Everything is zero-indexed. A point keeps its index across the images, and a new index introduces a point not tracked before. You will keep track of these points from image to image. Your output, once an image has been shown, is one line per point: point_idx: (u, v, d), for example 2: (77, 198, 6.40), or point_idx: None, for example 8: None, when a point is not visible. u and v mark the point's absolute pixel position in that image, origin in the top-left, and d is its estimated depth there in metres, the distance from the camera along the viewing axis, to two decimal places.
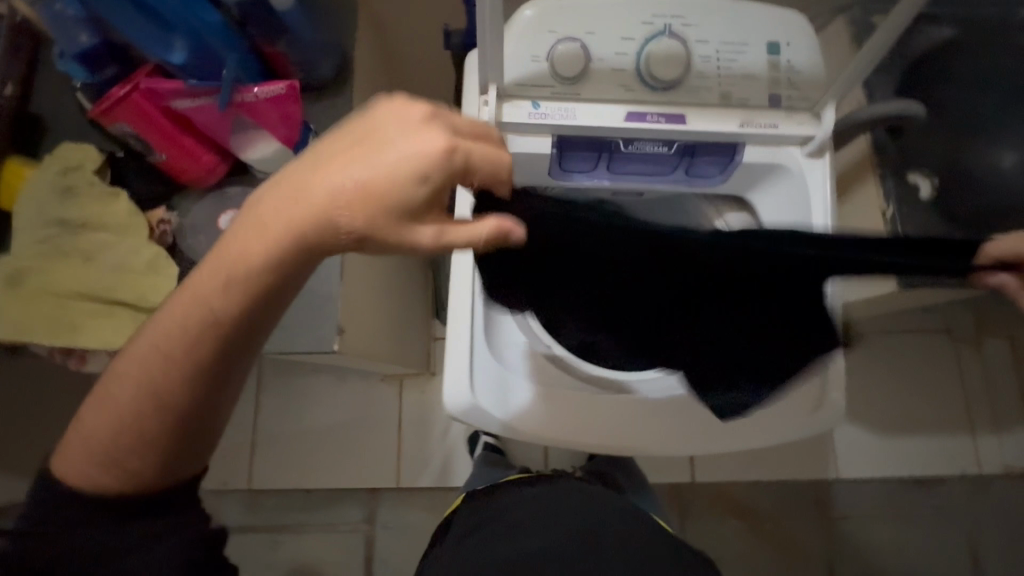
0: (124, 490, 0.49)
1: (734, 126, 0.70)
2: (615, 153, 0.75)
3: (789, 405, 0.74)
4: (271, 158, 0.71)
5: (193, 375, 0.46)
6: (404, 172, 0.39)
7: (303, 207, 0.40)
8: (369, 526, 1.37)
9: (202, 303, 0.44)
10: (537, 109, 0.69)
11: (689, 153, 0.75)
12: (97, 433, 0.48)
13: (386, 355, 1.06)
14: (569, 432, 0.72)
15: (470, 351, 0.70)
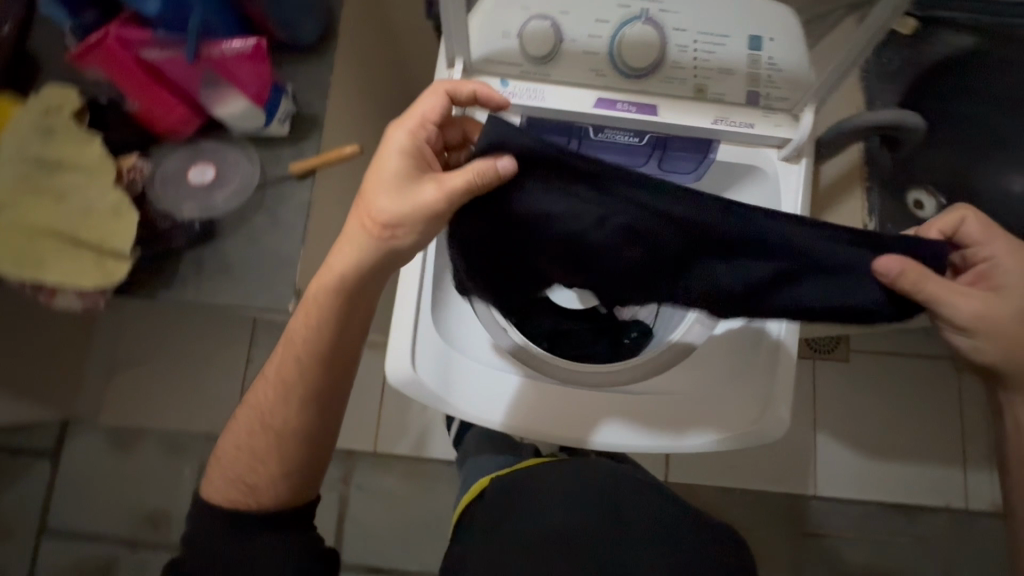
0: (251, 505, 0.64)
1: (707, 121, 0.67)
2: (585, 139, 0.73)
3: (750, 401, 0.75)
4: (242, 115, 0.72)
5: (298, 389, 0.65)
6: (405, 156, 0.54)
7: (355, 226, 0.57)
8: (343, 485, 1.41)
9: (295, 349, 0.64)
10: (504, 87, 0.68)
11: (662, 146, 0.72)
12: (232, 459, 0.66)
13: None
14: (524, 408, 0.74)
15: (416, 326, 0.71)
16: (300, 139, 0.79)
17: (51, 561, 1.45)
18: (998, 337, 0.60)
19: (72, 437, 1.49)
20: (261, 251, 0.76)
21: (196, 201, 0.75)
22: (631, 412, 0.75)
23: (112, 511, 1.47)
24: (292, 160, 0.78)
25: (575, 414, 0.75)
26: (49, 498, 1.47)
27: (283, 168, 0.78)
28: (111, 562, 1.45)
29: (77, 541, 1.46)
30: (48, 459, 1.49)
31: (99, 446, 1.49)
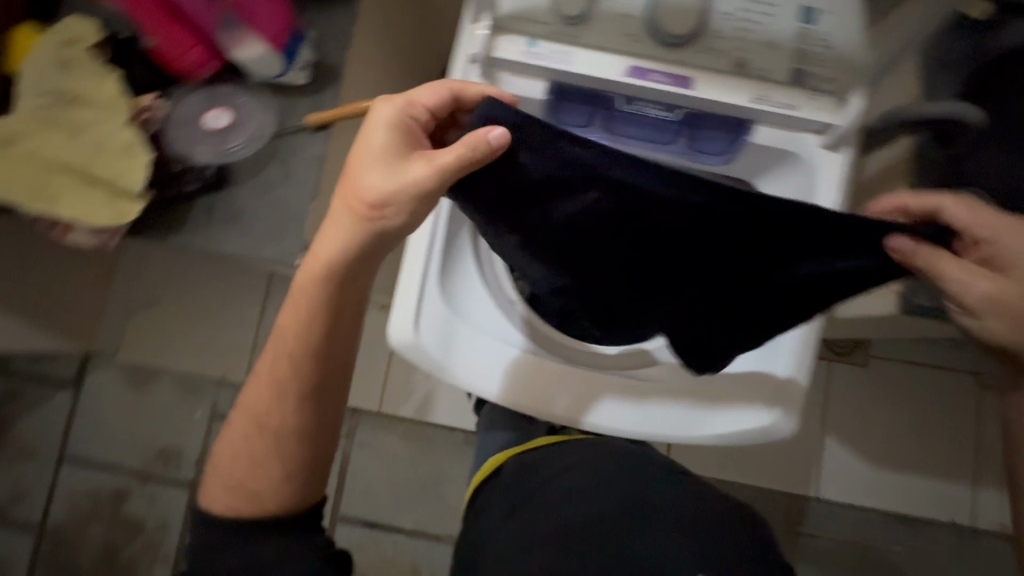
0: (253, 512, 0.63)
1: (744, 100, 0.63)
2: (613, 109, 0.70)
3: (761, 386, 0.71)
4: (260, 60, 0.71)
5: (292, 385, 0.64)
6: (390, 139, 0.56)
7: (338, 208, 0.58)
8: (346, 442, 1.44)
9: (285, 340, 0.64)
10: (532, 48, 0.64)
11: (694, 122, 0.69)
12: (232, 466, 0.65)
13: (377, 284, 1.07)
14: (524, 387, 0.73)
15: (419, 295, 0.70)
16: (317, 91, 0.76)
17: (69, 486, 1.53)
18: (1009, 316, 0.57)
19: (93, 371, 1.54)
20: (271, 202, 0.74)
21: (212, 145, 0.75)
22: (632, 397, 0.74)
23: (126, 444, 1.53)
24: (308, 112, 0.76)
25: (575, 396, 0.73)
26: (69, 427, 1.54)
27: (298, 120, 0.76)
28: (124, 492, 1.52)
29: (94, 470, 1.53)
30: (70, 390, 1.55)
31: (117, 382, 1.54)
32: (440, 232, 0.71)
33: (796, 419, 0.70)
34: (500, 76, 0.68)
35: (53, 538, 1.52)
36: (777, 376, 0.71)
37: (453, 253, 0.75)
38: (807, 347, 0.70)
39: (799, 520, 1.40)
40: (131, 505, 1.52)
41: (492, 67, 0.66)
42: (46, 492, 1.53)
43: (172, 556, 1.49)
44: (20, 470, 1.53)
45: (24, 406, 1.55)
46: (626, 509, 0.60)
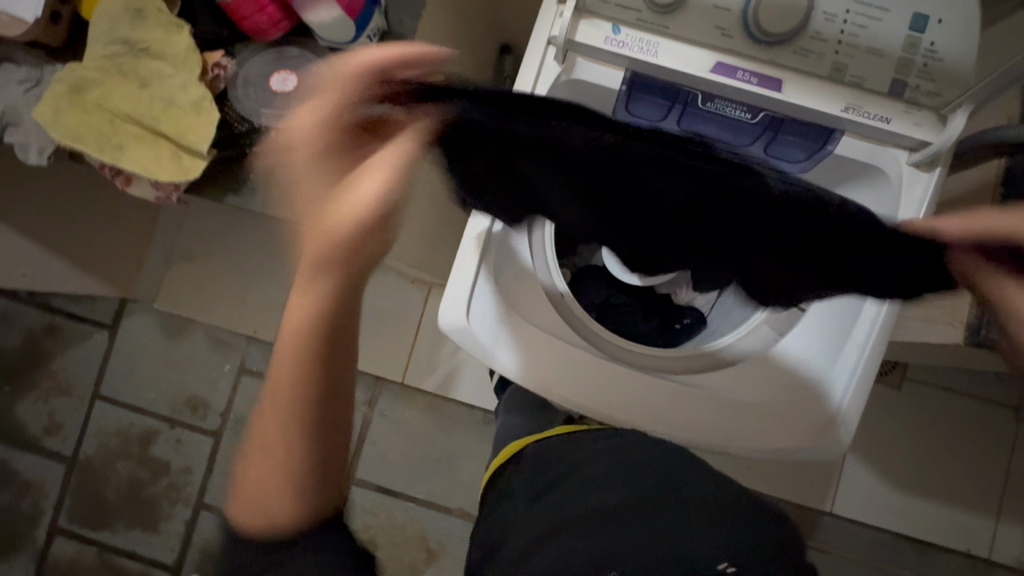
0: (278, 522, 0.59)
1: (835, 108, 0.60)
2: (690, 105, 0.66)
3: (817, 397, 0.70)
4: (331, 25, 0.69)
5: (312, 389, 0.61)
6: (331, 153, 0.50)
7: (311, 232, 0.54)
8: (368, 409, 1.46)
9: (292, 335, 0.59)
10: (616, 34, 0.62)
11: (776, 126, 0.65)
12: (259, 477, 0.61)
13: (418, 259, 1.06)
14: (569, 386, 0.71)
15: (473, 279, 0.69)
16: None
17: (101, 423, 1.59)
18: None
19: (130, 314, 1.59)
20: None
21: (273, 109, 0.73)
22: (656, 403, 0.71)
23: (158, 389, 1.58)
24: None
25: (610, 398, 0.71)
26: (104, 366, 1.59)
27: None
28: (152, 434, 1.58)
29: (125, 410, 1.58)
30: (107, 331, 1.60)
31: (153, 328, 1.58)
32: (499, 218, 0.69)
33: (849, 433, 0.69)
34: (574, 59, 0.65)
35: (84, 470, 1.58)
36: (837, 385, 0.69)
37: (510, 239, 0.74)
38: (871, 356, 0.68)
39: (810, 532, 1.39)
40: (158, 447, 1.57)
41: (569, 50, 0.64)
42: (79, 425, 1.59)
43: (194, 500, 1.55)
44: (57, 402, 1.59)
45: (64, 343, 1.60)
46: (654, 494, 0.62)
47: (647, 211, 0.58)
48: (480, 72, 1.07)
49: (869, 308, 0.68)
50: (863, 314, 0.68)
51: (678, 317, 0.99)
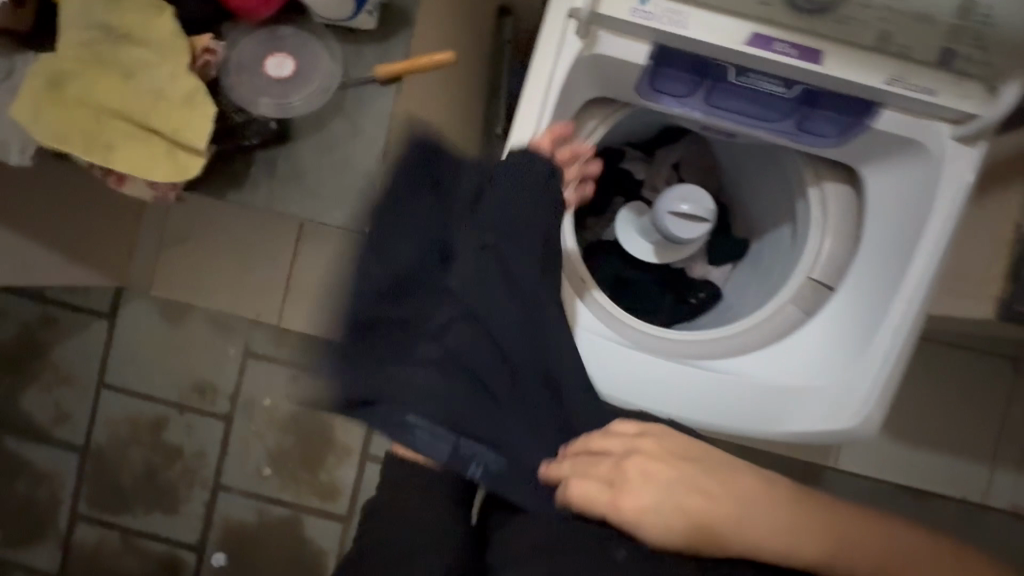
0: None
1: (878, 81, 0.57)
2: (720, 81, 0.62)
3: (843, 389, 0.66)
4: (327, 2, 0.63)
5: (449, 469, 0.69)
6: None
7: None
8: None
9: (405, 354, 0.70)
10: (643, 6, 0.58)
11: (810, 100, 0.62)
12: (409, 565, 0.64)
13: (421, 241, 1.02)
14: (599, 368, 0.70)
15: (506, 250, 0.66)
16: (387, 37, 0.70)
17: (109, 413, 1.58)
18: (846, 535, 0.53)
19: (127, 302, 1.55)
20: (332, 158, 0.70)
21: (273, 98, 0.68)
22: (684, 391, 0.69)
23: (164, 376, 1.56)
24: (376, 61, 0.70)
25: (638, 385, 0.69)
26: (106, 356, 1.57)
27: (366, 71, 0.70)
28: (163, 420, 1.57)
29: (133, 398, 1.58)
30: (105, 320, 1.57)
31: (153, 315, 1.55)
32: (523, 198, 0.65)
33: (880, 421, 0.65)
34: (597, 34, 0.61)
35: (98, 459, 1.59)
36: (867, 381, 0.64)
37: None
38: (903, 348, 0.64)
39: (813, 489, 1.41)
40: (170, 433, 1.58)
41: (592, 25, 0.60)
42: (88, 416, 1.58)
43: (211, 482, 1.57)
44: (62, 394, 1.58)
45: (62, 333, 1.57)
46: None
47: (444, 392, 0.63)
48: (482, 42, 1.01)
49: (906, 290, 0.64)
50: (899, 297, 0.64)
51: (693, 292, 0.99)
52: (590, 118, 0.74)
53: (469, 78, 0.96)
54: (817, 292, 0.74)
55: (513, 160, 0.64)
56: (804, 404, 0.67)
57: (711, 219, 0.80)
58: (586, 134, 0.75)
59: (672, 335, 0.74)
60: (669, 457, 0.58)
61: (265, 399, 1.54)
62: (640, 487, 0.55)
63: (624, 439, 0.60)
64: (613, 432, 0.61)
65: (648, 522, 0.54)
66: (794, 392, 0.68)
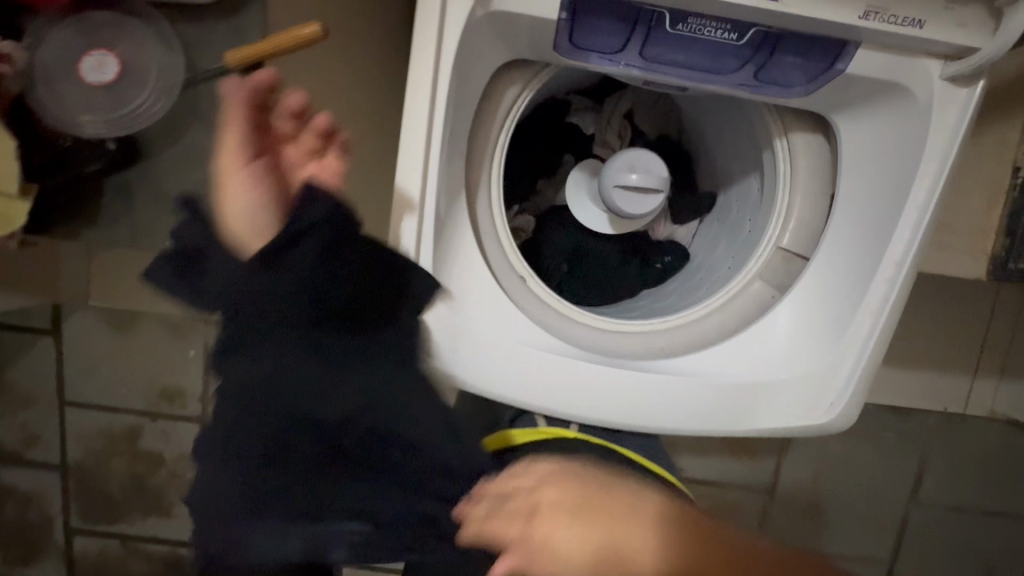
0: None
1: (851, 17, 0.44)
2: (655, 31, 0.49)
3: (805, 388, 0.59)
4: None
5: None
6: None
7: None
8: None
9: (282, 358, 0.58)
10: None
11: (769, 44, 0.49)
12: None
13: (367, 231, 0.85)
14: (548, 385, 0.59)
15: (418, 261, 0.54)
16: (235, 11, 0.54)
17: (77, 427, 1.27)
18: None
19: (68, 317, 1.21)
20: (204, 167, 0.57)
21: (101, 111, 0.54)
22: (649, 397, 0.60)
23: (114, 390, 1.26)
24: (230, 42, 0.55)
25: (598, 395, 0.59)
26: (60, 370, 1.24)
27: (217, 59, 0.55)
28: (134, 429, 1.28)
29: (97, 410, 1.26)
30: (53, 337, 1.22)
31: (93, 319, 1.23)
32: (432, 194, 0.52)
33: (854, 412, 0.59)
34: None
35: (76, 479, 1.30)
36: (842, 370, 0.58)
37: (451, 216, 0.59)
38: (883, 333, 0.57)
39: None
40: (144, 441, 1.28)
41: None
42: (59, 435, 1.28)
43: None
44: (24, 415, 1.26)
45: None
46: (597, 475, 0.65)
47: (289, 482, 0.55)
48: None
49: (887, 266, 0.55)
50: (880, 275, 0.56)
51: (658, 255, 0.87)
52: (511, 84, 0.61)
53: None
54: (790, 262, 0.64)
55: (414, 154, 0.51)
56: (770, 406, 0.60)
57: (665, 188, 0.69)
58: (508, 104, 0.61)
59: (633, 327, 0.65)
60: (581, 493, 0.52)
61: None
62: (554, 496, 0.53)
63: (534, 475, 0.54)
64: (531, 466, 0.55)
65: (561, 557, 0.50)
66: (759, 389, 0.60)
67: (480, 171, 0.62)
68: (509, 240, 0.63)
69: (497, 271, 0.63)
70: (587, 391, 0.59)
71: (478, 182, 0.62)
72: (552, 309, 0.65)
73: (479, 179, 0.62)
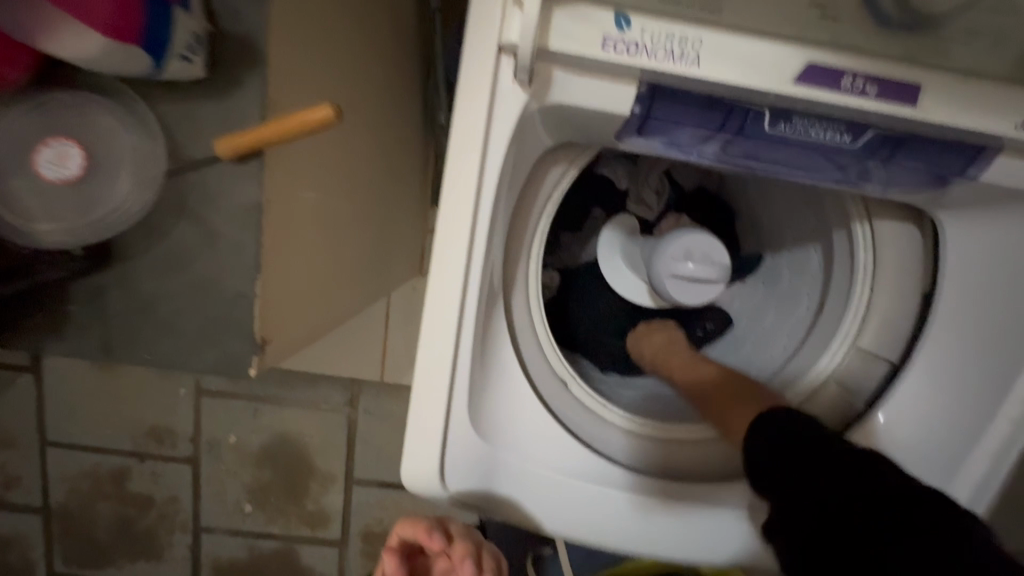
0: None
1: (1002, 128, 0.35)
2: (749, 127, 0.40)
3: None
4: (100, 59, 0.38)
5: None
6: None
7: None
8: (351, 410, 1.07)
9: None
10: (621, 32, 0.35)
11: (885, 145, 0.40)
12: None
13: (366, 285, 0.74)
14: (596, 519, 0.50)
15: (451, 386, 0.46)
16: (230, 87, 0.45)
17: (59, 470, 1.12)
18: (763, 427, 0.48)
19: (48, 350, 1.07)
20: (195, 257, 0.48)
21: (67, 212, 0.45)
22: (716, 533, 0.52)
23: (92, 433, 1.09)
24: (225, 119, 0.45)
25: (653, 530, 0.51)
26: (41, 410, 1.09)
27: (209, 143, 0.46)
28: (120, 472, 1.12)
29: (78, 451, 1.11)
30: (32, 373, 1.08)
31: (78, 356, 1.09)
32: (472, 306, 0.44)
33: None
34: (551, 73, 0.38)
35: (59, 526, 1.13)
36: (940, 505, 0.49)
37: (490, 321, 0.50)
38: (1000, 472, 0.48)
39: None
40: (130, 484, 1.12)
41: (541, 63, 0.37)
42: (38, 477, 1.12)
43: (192, 526, 1.13)
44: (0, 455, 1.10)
45: None
46: None
47: None
48: (405, 13, 0.71)
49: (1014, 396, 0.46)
50: (1002, 411, 0.47)
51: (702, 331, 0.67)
52: (557, 159, 0.51)
53: (395, 65, 0.69)
54: (872, 366, 0.54)
55: (450, 269, 0.42)
56: None
57: (724, 278, 0.59)
58: (551, 185, 0.52)
59: (689, 434, 0.57)
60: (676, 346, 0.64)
61: (230, 436, 1.09)
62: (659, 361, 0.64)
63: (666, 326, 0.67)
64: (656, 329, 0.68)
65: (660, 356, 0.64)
66: None
67: (518, 260, 0.53)
68: (551, 339, 0.56)
69: (537, 380, 0.54)
70: (638, 529, 0.51)
71: (515, 273, 0.53)
72: (599, 414, 0.57)
73: (516, 269, 0.54)
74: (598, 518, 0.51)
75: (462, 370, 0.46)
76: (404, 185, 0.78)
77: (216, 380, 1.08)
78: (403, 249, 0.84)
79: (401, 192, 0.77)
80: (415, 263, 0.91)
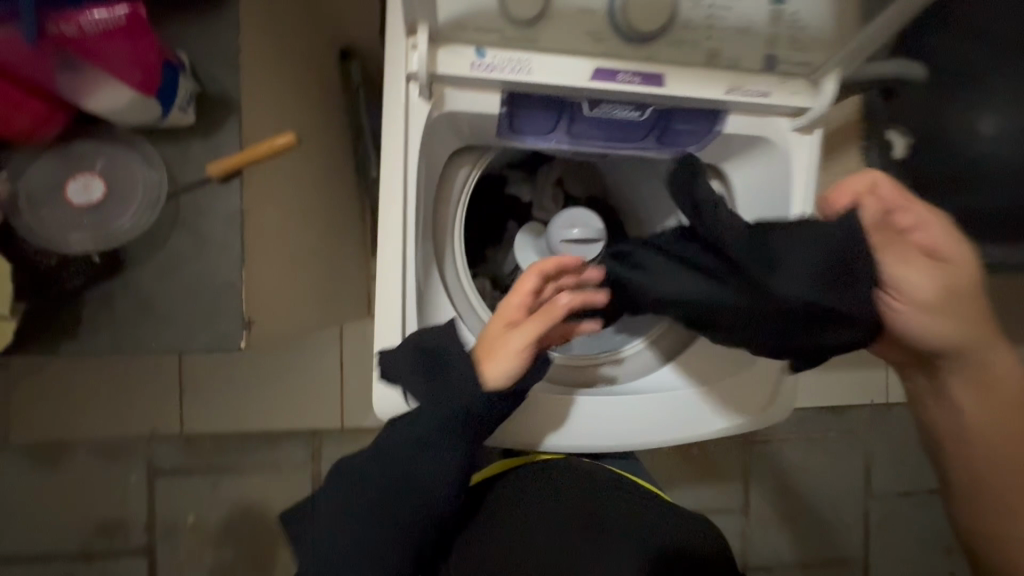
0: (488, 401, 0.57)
1: (718, 93, 0.59)
2: (578, 114, 0.62)
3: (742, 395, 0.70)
4: (125, 108, 0.53)
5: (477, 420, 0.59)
6: None
7: None
8: (315, 465, 1.13)
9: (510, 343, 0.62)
10: (481, 59, 0.56)
11: (665, 116, 0.63)
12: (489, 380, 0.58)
13: (320, 314, 0.87)
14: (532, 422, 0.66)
15: (403, 324, 0.60)
16: (208, 133, 0.61)
17: None
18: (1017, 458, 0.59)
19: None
20: (183, 272, 0.61)
21: (90, 228, 0.58)
22: (657, 416, 0.68)
23: (40, 531, 1.08)
24: (208, 158, 0.61)
25: (579, 422, 0.67)
26: None
27: (196, 173, 0.61)
28: None
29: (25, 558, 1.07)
30: None
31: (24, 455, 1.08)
32: (411, 260, 0.60)
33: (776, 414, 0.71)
34: (443, 92, 0.58)
35: None
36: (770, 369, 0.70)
37: (428, 283, 0.67)
38: None
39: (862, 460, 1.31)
40: None
41: (434, 84, 0.57)
42: None
43: None
44: None
45: None
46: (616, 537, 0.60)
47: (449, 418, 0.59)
48: (332, 95, 0.91)
49: None
50: None
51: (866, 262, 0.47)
52: (462, 162, 0.71)
53: (327, 132, 0.87)
54: None
55: (392, 231, 0.59)
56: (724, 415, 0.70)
57: (603, 237, 0.79)
58: (462, 181, 0.71)
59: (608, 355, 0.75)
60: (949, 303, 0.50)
61: (190, 515, 1.11)
62: (924, 288, 0.48)
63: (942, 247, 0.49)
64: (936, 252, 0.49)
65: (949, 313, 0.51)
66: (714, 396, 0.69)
67: (444, 240, 0.71)
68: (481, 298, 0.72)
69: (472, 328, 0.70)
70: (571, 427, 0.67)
71: (444, 250, 0.71)
72: None
73: (443, 246, 0.71)
74: (533, 419, 0.66)
75: (409, 314, 0.61)
76: (344, 226, 0.94)
77: (173, 459, 1.10)
78: (350, 283, 0.98)
79: (342, 230, 0.93)
80: (363, 300, 1.05)
